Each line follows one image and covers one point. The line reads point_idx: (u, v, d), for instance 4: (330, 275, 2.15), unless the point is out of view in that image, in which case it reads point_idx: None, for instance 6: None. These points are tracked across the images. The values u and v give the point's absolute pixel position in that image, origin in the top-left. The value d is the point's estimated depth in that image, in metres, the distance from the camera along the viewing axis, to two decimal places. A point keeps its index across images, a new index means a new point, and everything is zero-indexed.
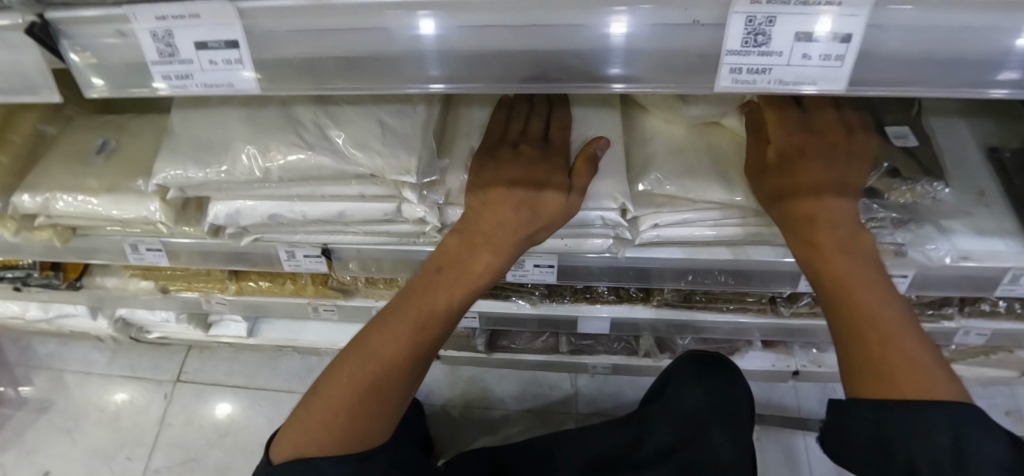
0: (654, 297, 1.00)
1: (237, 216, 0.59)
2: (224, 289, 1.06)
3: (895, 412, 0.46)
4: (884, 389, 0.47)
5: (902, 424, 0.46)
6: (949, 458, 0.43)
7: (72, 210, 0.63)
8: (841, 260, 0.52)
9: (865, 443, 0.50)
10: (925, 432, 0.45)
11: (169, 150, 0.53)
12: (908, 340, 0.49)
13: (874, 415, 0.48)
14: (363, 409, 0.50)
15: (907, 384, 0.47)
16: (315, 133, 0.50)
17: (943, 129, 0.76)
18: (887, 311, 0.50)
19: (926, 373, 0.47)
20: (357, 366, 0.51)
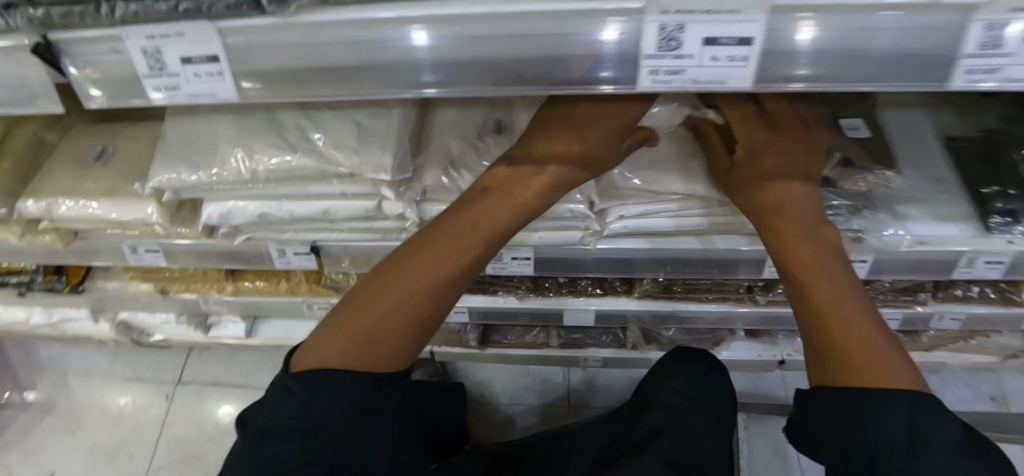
0: (636, 288, 1.03)
1: (228, 216, 0.62)
2: (222, 289, 1.10)
3: (860, 404, 0.47)
4: (843, 372, 0.48)
5: (868, 417, 0.46)
6: (909, 439, 0.45)
7: (73, 213, 0.66)
8: (805, 240, 0.54)
9: (827, 433, 0.50)
10: (888, 420, 0.46)
11: (163, 154, 0.57)
12: (866, 326, 0.50)
13: (842, 407, 0.48)
14: (387, 335, 0.50)
15: (866, 367, 0.47)
16: (297, 135, 0.54)
17: (899, 121, 0.80)
18: (849, 297, 0.51)
19: (882, 358, 0.48)
20: (382, 295, 0.50)
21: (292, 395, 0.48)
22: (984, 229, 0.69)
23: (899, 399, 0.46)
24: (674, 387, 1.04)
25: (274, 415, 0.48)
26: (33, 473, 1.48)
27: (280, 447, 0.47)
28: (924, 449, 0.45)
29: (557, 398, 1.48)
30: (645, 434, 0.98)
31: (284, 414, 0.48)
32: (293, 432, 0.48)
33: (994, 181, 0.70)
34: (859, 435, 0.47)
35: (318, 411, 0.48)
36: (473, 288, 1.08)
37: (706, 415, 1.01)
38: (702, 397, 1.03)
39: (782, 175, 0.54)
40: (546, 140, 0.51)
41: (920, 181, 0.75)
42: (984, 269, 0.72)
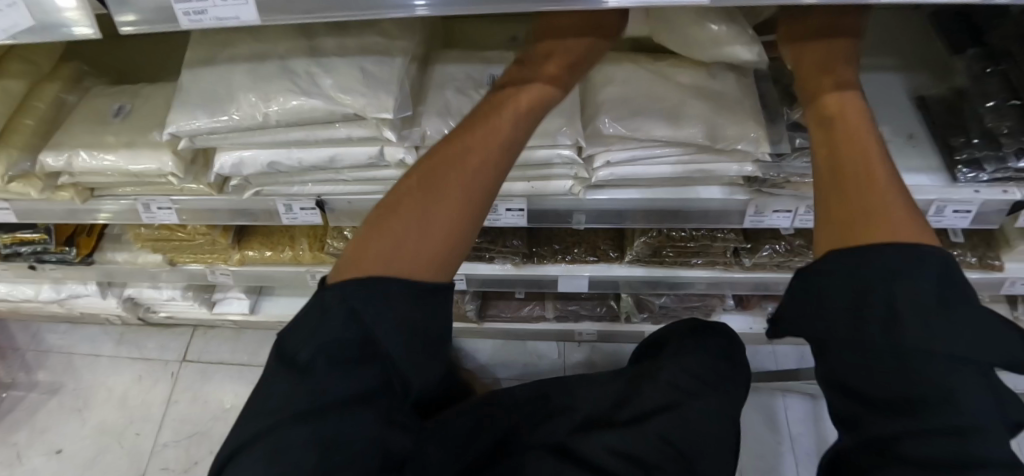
0: (627, 253, 1.07)
1: (240, 166, 0.66)
2: (228, 259, 1.13)
3: (878, 262, 0.39)
4: (863, 230, 0.42)
5: (885, 277, 0.38)
6: (933, 304, 0.37)
7: (91, 165, 0.70)
8: (835, 128, 0.49)
9: (837, 317, 0.41)
10: (910, 278, 0.38)
11: (182, 103, 0.61)
12: (901, 199, 0.43)
13: (856, 269, 0.40)
14: (422, 230, 0.46)
15: (887, 227, 0.41)
16: (306, 81, 0.58)
17: (878, 83, 0.86)
18: (884, 174, 0.45)
19: (911, 225, 0.41)
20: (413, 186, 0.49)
21: (327, 309, 0.43)
22: (951, 179, 0.74)
23: (925, 258, 0.38)
24: (686, 364, 0.91)
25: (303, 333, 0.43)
26: (40, 451, 1.51)
27: (317, 376, 0.41)
28: (949, 318, 0.36)
29: (554, 372, 1.51)
30: (643, 408, 0.82)
31: (314, 331, 0.43)
32: (327, 353, 0.42)
33: (961, 132, 0.75)
34: (871, 302, 0.39)
35: (351, 327, 0.42)
36: (470, 256, 1.12)
37: (721, 392, 0.87)
38: (713, 380, 0.89)
39: (831, 78, 0.53)
40: (562, 57, 0.56)
41: (892, 138, 0.80)
42: (954, 217, 0.76)
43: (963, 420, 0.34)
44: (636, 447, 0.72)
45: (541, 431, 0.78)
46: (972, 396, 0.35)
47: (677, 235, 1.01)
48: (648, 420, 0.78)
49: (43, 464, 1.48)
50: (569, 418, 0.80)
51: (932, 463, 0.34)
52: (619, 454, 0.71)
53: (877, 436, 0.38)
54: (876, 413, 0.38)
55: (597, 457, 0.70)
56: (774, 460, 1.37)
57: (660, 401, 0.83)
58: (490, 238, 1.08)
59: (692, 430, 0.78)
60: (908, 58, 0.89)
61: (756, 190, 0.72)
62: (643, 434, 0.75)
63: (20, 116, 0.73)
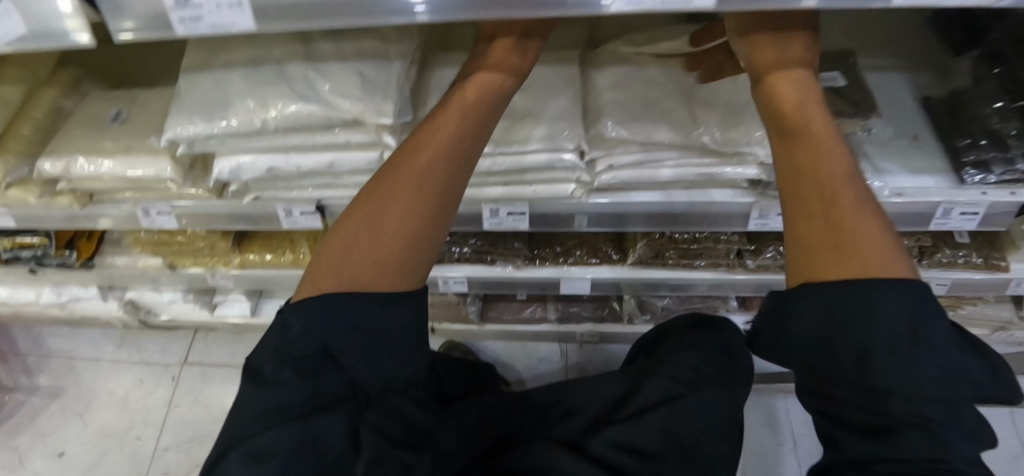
0: (629, 255, 1.06)
1: (239, 171, 0.66)
2: (228, 262, 1.13)
3: (841, 294, 0.42)
4: (829, 260, 0.43)
5: (860, 321, 0.41)
6: (908, 344, 0.40)
7: (88, 171, 0.70)
8: (789, 134, 0.48)
9: (823, 347, 0.44)
10: (887, 324, 0.40)
11: (178, 109, 0.60)
12: (865, 218, 0.44)
13: (835, 308, 0.42)
14: (375, 254, 0.51)
15: (846, 259, 0.43)
16: (305, 86, 0.57)
17: (882, 82, 0.85)
18: (843, 185, 0.45)
19: (875, 248, 0.42)
20: (364, 215, 0.52)
21: (292, 326, 0.50)
22: (958, 180, 0.73)
23: (888, 293, 0.40)
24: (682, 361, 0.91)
25: (279, 360, 0.49)
26: (42, 454, 1.51)
27: (284, 389, 0.48)
28: (925, 357, 0.39)
29: (555, 373, 1.51)
30: (645, 405, 0.84)
31: (293, 353, 0.50)
32: (293, 368, 0.49)
33: (967, 134, 0.74)
34: (851, 341, 0.42)
35: (325, 341, 0.50)
36: (471, 258, 1.11)
37: (726, 387, 0.87)
38: (718, 377, 0.88)
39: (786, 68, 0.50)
40: (508, 54, 0.54)
41: (897, 139, 0.79)
42: (960, 220, 0.75)
43: (939, 441, 0.40)
44: (644, 440, 0.76)
45: (555, 429, 0.84)
46: (948, 418, 0.40)
47: (678, 236, 1.01)
48: (649, 414, 0.79)
49: (45, 467, 1.48)
50: (576, 419, 0.86)
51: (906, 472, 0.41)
52: (628, 449, 0.75)
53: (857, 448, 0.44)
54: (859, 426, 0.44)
55: (607, 453, 0.75)
56: (775, 461, 1.36)
57: (662, 396, 0.84)
58: (491, 240, 1.09)
59: (697, 426, 0.79)
60: (914, 57, 0.87)
61: (760, 193, 0.71)
62: (649, 427, 0.77)
63: (17, 122, 0.73)
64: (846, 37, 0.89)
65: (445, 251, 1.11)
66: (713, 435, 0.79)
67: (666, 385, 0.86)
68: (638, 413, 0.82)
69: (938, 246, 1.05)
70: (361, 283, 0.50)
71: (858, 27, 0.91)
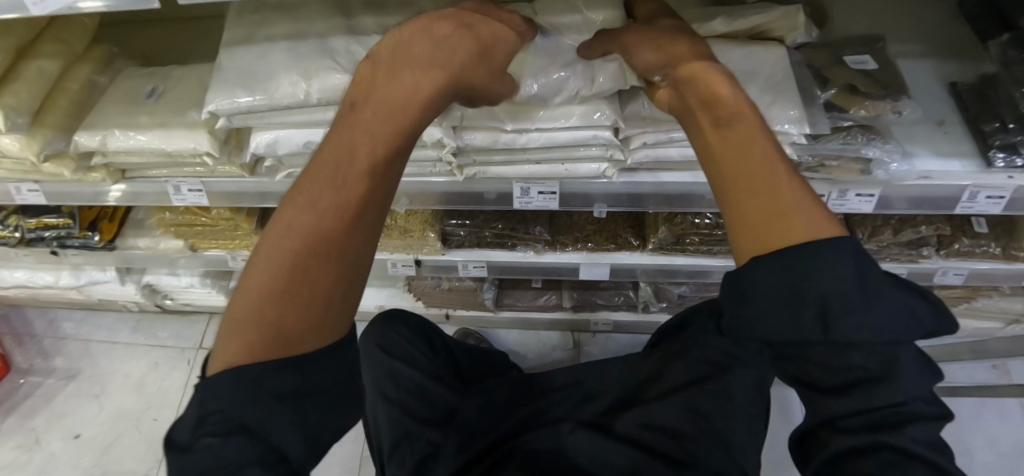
0: (650, 240, 1.07)
1: (275, 145, 0.66)
2: (250, 245, 1.13)
3: (789, 273, 0.35)
4: (762, 241, 0.36)
5: (803, 282, 0.34)
6: (855, 296, 0.34)
7: (123, 145, 0.70)
8: (717, 126, 0.40)
9: (775, 322, 0.36)
10: (833, 277, 0.34)
11: (220, 81, 0.61)
12: (794, 184, 0.37)
13: (784, 273, 0.35)
14: (296, 300, 0.36)
15: (776, 235, 0.36)
16: (349, 59, 0.58)
17: (909, 69, 0.85)
18: (773, 153, 0.38)
19: (801, 223, 0.35)
20: (274, 243, 0.37)
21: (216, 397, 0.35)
22: (985, 164, 0.73)
23: (830, 255, 0.34)
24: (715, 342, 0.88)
25: (199, 419, 0.35)
26: (58, 436, 1.52)
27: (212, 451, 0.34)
28: (870, 307, 0.34)
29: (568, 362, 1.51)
30: (672, 386, 0.86)
31: (211, 414, 0.35)
32: (220, 429, 0.35)
33: (995, 118, 0.75)
34: (805, 307, 0.34)
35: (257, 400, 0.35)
36: (492, 242, 1.12)
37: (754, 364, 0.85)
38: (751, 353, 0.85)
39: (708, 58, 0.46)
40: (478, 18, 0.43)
41: (924, 124, 0.79)
42: (985, 204, 0.75)
43: (904, 390, 0.35)
44: (669, 418, 0.80)
45: (579, 411, 0.87)
46: (903, 364, 0.35)
47: (701, 222, 1.00)
48: (675, 394, 0.83)
49: (61, 449, 1.49)
50: (599, 402, 0.88)
51: (874, 427, 0.35)
52: (653, 427, 0.79)
53: (821, 412, 0.38)
54: (824, 397, 0.38)
55: (635, 434, 0.79)
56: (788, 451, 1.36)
57: (690, 377, 0.85)
58: (511, 225, 1.08)
59: (724, 407, 0.80)
60: (939, 45, 0.88)
61: None
62: (676, 405, 0.81)
63: (53, 96, 0.73)
64: (870, 24, 0.90)
65: (466, 236, 1.11)
66: (738, 413, 0.80)
67: (690, 367, 0.87)
68: (663, 395, 0.84)
69: (956, 235, 1.05)
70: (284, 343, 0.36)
71: (883, 15, 0.92)
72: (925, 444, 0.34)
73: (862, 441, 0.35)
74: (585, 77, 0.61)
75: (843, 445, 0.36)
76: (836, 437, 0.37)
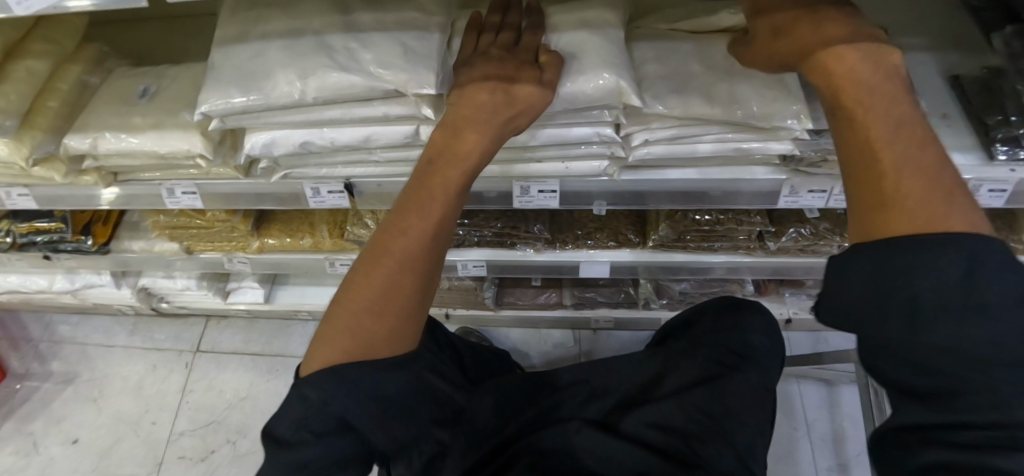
0: (651, 237, 1.06)
1: (271, 146, 0.65)
2: (247, 247, 1.12)
3: (903, 255, 0.36)
4: (892, 219, 0.37)
5: (902, 279, 0.36)
6: (956, 303, 0.34)
7: (116, 147, 0.69)
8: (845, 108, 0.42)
9: (880, 316, 0.37)
10: (929, 280, 0.35)
11: (215, 81, 0.59)
12: (929, 169, 0.38)
13: (885, 264, 0.37)
14: (384, 310, 0.46)
15: (912, 211, 0.37)
16: (345, 57, 0.57)
17: (911, 62, 0.85)
18: (914, 140, 0.39)
19: (932, 203, 0.37)
20: (374, 267, 0.46)
21: (308, 403, 0.44)
22: (987, 157, 0.73)
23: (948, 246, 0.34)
24: (720, 341, 0.97)
25: (298, 421, 0.44)
26: (57, 440, 1.50)
27: (314, 446, 0.44)
28: (978, 320, 0.33)
29: (569, 359, 1.51)
30: (680, 384, 0.88)
31: (306, 416, 0.44)
32: (313, 429, 0.44)
33: (999, 111, 0.74)
34: (906, 302, 0.35)
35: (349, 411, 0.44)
36: (492, 241, 1.12)
37: (759, 364, 0.91)
38: (753, 355, 0.93)
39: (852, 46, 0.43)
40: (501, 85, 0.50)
41: (927, 117, 0.79)
42: (989, 197, 0.75)
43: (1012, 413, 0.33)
44: (673, 419, 0.80)
45: (583, 411, 0.87)
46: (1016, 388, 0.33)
47: (702, 219, 0.99)
48: (682, 394, 0.83)
49: (60, 453, 1.48)
50: (607, 399, 0.89)
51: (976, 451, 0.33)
52: (657, 427, 0.79)
53: (913, 421, 0.37)
54: (916, 409, 0.37)
55: (639, 433, 0.79)
56: (790, 445, 1.37)
57: (699, 376, 0.88)
58: (512, 224, 1.07)
59: (735, 406, 0.82)
60: (941, 37, 0.87)
61: (792, 170, 0.73)
62: (685, 408, 0.81)
63: (43, 98, 0.72)
64: (871, 18, 0.89)
65: (466, 235, 1.11)
66: (748, 418, 0.81)
67: (703, 368, 0.90)
68: (672, 393, 0.85)
69: None
70: (376, 347, 0.46)
71: (883, 9, 0.91)
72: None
73: (955, 456, 0.34)
74: (577, 79, 0.59)
75: (939, 462, 0.35)
76: (933, 453, 0.35)
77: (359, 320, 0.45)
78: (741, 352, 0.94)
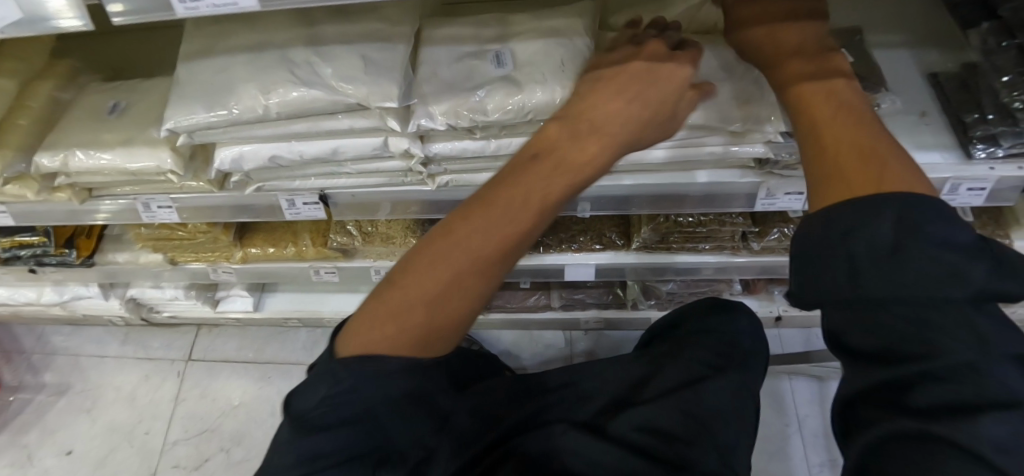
0: (634, 240, 1.05)
1: (240, 161, 0.65)
2: (231, 257, 1.12)
3: (847, 215, 0.34)
4: (835, 187, 0.36)
5: (838, 240, 0.34)
6: (935, 272, 0.31)
7: (87, 164, 0.68)
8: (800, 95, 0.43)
9: (818, 280, 0.36)
10: (875, 232, 0.33)
11: (180, 97, 0.59)
12: (882, 145, 0.37)
13: (825, 226, 0.35)
14: (424, 305, 0.40)
15: (860, 174, 0.35)
16: (307, 71, 0.56)
17: (888, 59, 0.84)
18: (857, 118, 0.39)
19: (884, 168, 0.35)
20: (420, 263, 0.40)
21: (338, 384, 0.43)
22: (966, 156, 0.73)
23: (888, 200, 0.33)
24: (708, 342, 0.96)
25: (323, 401, 0.44)
26: (51, 452, 1.51)
27: (334, 432, 0.46)
28: (938, 282, 0.31)
29: (560, 361, 1.51)
30: (666, 386, 0.87)
31: (330, 397, 0.44)
32: (336, 416, 0.45)
33: (976, 109, 0.74)
34: (863, 268, 0.33)
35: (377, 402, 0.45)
36: None
37: (742, 365, 0.91)
38: (737, 356, 0.93)
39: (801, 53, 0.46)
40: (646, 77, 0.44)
41: (906, 115, 0.78)
42: (967, 196, 0.75)
43: (950, 360, 0.30)
44: (663, 422, 0.79)
45: (573, 413, 0.86)
46: (1002, 377, 0.29)
47: (685, 220, 0.99)
48: (670, 396, 0.83)
49: (54, 464, 1.49)
50: (595, 402, 0.88)
51: (924, 414, 0.30)
52: (648, 429, 0.78)
53: (874, 393, 0.33)
54: (870, 380, 0.33)
55: (629, 436, 0.77)
56: (782, 442, 1.36)
57: (686, 379, 0.87)
58: None
59: (719, 410, 0.82)
60: (919, 33, 0.87)
61: (767, 172, 0.73)
62: (673, 409, 0.81)
63: (13, 116, 0.71)
64: (849, 17, 0.89)
65: None
66: (733, 422, 0.81)
67: (691, 369, 0.90)
68: (660, 394, 0.85)
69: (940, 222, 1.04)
70: (414, 348, 0.41)
71: (861, 5, 0.90)
72: (998, 450, 0.27)
73: (915, 428, 0.30)
74: (543, 88, 0.57)
75: (882, 432, 0.31)
76: (878, 424, 0.32)
77: (396, 316, 0.41)
78: (727, 354, 0.93)
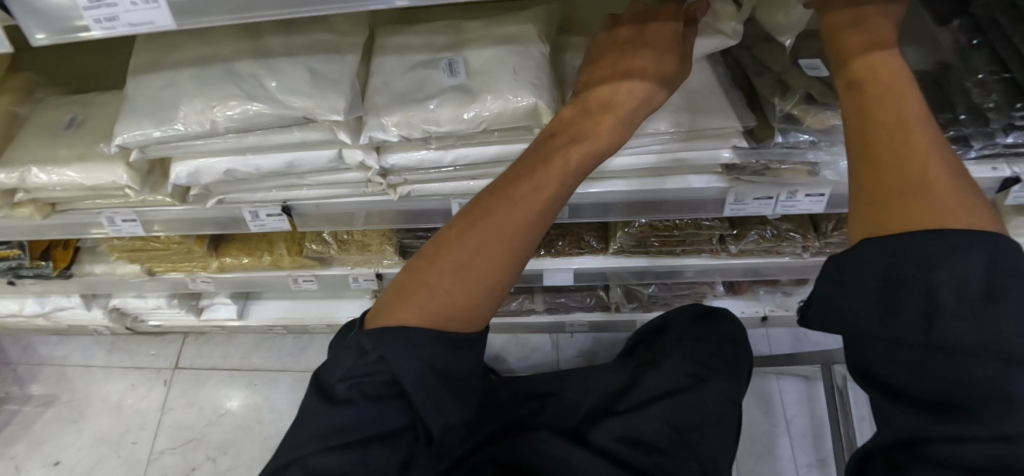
0: (612, 243, 1.04)
1: (197, 175, 0.64)
2: (207, 266, 1.11)
3: (911, 244, 0.36)
4: (890, 204, 0.38)
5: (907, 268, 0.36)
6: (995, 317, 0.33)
7: (43, 179, 0.68)
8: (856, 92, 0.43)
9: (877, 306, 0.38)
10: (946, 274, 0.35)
11: (126, 113, 0.58)
12: (941, 165, 0.39)
13: (886, 256, 0.37)
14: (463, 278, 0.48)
15: (918, 194, 0.37)
16: (253, 83, 0.55)
17: None
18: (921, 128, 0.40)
19: (945, 191, 0.37)
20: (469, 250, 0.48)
21: (367, 355, 0.47)
22: None
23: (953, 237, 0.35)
24: (696, 351, 0.95)
25: (359, 380, 0.48)
26: (38, 463, 1.50)
27: (370, 408, 0.48)
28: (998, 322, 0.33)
29: (547, 365, 1.49)
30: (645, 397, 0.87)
31: (363, 372, 0.47)
32: (366, 390, 0.48)
33: (948, 109, 0.71)
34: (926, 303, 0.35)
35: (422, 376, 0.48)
36: None
37: (722, 372, 0.90)
38: (719, 365, 0.92)
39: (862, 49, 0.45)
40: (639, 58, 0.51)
41: None
42: None
43: (1009, 423, 0.32)
44: (642, 432, 0.78)
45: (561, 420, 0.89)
46: None
47: (660, 223, 0.98)
48: (648, 407, 0.82)
49: None
50: (575, 412, 0.91)
51: (968, 468, 0.33)
52: (625, 440, 0.77)
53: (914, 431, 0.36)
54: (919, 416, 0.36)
55: (607, 446, 0.76)
56: (769, 443, 1.35)
57: (665, 389, 0.88)
58: None
59: (698, 419, 0.81)
60: None
61: (734, 178, 0.72)
62: (648, 418, 0.80)
63: None
64: None
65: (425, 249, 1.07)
66: (714, 430, 0.80)
67: (670, 378, 0.90)
68: (638, 406, 0.85)
69: None
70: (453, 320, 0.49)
71: None
72: None
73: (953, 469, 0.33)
74: (492, 97, 0.56)
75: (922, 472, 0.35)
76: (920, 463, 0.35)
77: (449, 299, 0.48)
78: (709, 362, 0.92)
